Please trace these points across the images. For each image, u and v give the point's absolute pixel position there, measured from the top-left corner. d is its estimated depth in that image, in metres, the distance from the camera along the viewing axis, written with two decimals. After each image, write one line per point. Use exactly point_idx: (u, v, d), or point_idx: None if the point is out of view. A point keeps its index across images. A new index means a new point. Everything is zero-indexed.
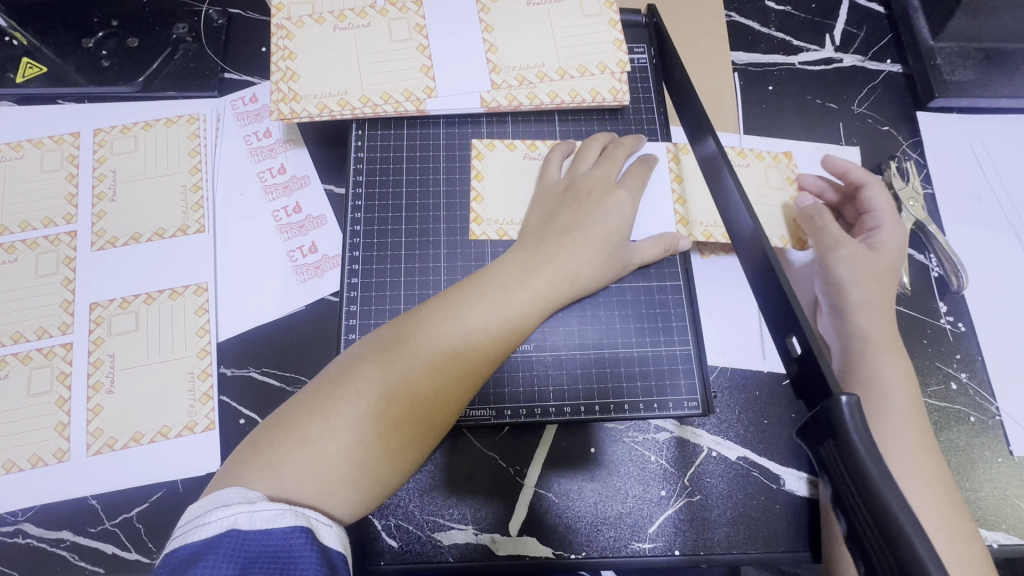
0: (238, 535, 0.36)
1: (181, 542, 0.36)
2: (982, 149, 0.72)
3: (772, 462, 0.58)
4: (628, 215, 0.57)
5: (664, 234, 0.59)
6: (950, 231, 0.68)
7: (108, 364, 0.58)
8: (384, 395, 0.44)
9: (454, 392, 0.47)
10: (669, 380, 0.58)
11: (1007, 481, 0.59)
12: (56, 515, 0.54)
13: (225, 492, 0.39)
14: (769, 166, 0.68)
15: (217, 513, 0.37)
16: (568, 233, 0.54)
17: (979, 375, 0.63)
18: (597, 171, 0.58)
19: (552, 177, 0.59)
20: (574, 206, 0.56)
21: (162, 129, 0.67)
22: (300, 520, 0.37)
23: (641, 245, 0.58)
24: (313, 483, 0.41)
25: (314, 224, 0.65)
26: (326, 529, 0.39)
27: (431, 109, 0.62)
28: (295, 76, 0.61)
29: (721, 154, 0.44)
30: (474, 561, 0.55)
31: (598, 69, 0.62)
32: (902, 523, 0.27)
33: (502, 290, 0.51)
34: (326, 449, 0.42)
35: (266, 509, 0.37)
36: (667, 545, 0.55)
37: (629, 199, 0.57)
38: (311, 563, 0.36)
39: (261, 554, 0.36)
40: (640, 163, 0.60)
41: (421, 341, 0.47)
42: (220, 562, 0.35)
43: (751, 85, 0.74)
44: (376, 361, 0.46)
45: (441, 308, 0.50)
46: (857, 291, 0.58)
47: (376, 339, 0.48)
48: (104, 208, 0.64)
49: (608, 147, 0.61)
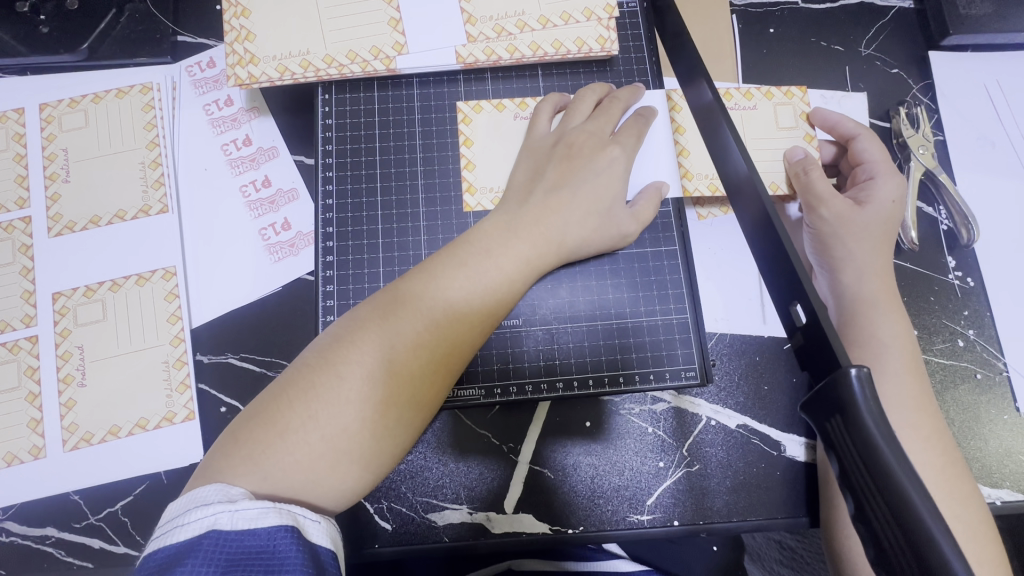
0: (219, 536, 0.34)
1: (160, 544, 0.34)
2: (998, 89, 0.67)
3: (773, 429, 0.56)
4: (621, 174, 0.53)
5: (652, 185, 0.55)
6: (961, 180, 0.64)
7: (77, 356, 0.55)
8: (364, 381, 0.42)
9: (439, 371, 0.45)
10: (667, 350, 0.55)
11: (1012, 438, 0.57)
12: (38, 512, 0.53)
13: (206, 490, 0.37)
14: (780, 106, 0.62)
15: (195, 513, 0.34)
16: (555, 198, 0.51)
17: (986, 330, 0.60)
18: (591, 124, 0.54)
19: (541, 132, 0.55)
20: (565, 161, 0.53)
21: (114, 101, 0.62)
22: (285, 519, 0.35)
23: (636, 208, 0.53)
24: (297, 474, 0.39)
25: (286, 199, 0.60)
26: (314, 526, 0.37)
27: (402, 68, 0.57)
28: (251, 36, 0.55)
29: (716, 102, 0.39)
30: (470, 539, 0.54)
31: (584, 16, 0.57)
32: (913, 500, 0.25)
33: (485, 259, 0.48)
34: (310, 436, 0.40)
35: (248, 508, 0.35)
36: (666, 516, 0.54)
37: (624, 154, 0.53)
38: (299, 565, 0.34)
39: (243, 556, 0.33)
40: (636, 117, 0.56)
41: (401, 320, 0.44)
42: (200, 566, 0.32)
43: (751, 28, 0.68)
44: (353, 344, 0.43)
45: (421, 282, 0.47)
46: (852, 246, 0.55)
47: (356, 318, 0.45)
48: (58, 190, 0.60)
49: (601, 100, 0.56)
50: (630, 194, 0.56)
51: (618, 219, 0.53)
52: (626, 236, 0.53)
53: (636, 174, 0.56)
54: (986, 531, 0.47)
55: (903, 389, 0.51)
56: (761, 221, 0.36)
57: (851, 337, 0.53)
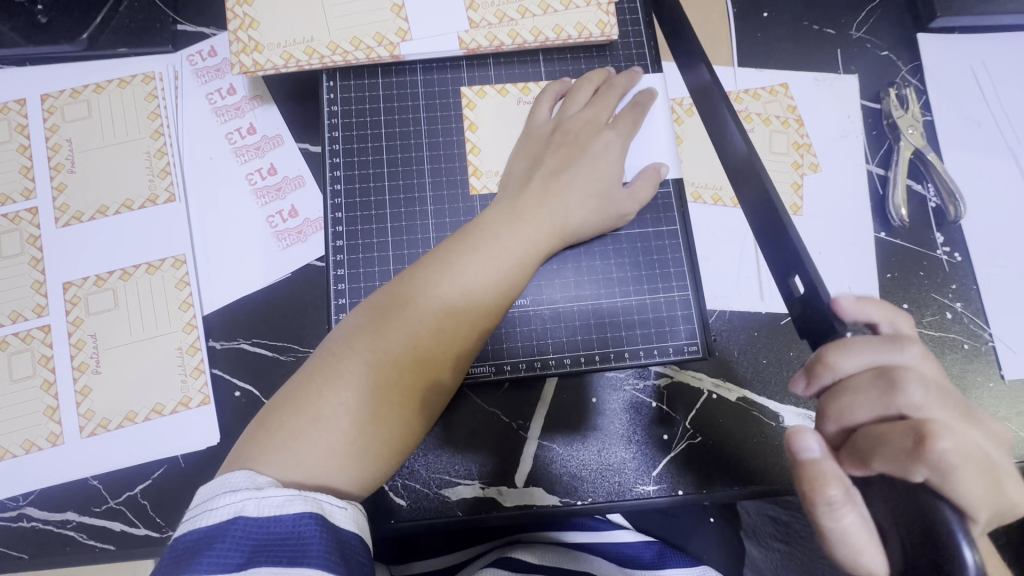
0: (246, 522, 0.35)
1: (190, 526, 0.35)
2: (983, 71, 0.69)
3: (772, 402, 0.58)
4: (617, 158, 0.55)
5: (649, 166, 0.56)
6: (948, 159, 0.66)
7: (91, 345, 0.56)
8: (386, 364, 0.43)
9: (457, 356, 0.46)
10: (670, 326, 0.56)
11: (998, 405, 0.60)
12: (59, 498, 0.54)
13: (233, 476, 0.38)
14: (769, 106, 0.67)
15: (224, 498, 0.36)
16: (556, 178, 0.53)
17: (973, 303, 0.63)
18: (589, 111, 0.56)
19: (541, 119, 0.57)
20: (564, 147, 0.54)
21: (116, 91, 0.62)
22: (310, 506, 0.37)
23: (635, 187, 0.55)
24: (326, 459, 0.40)
25: (292, 186, 0.61)
26: (339, 512, 0.38)
27: (406, 54, 0.57)
28: (255, 23, 0.56)
29: (714, 84, 0.48)
30: (483, 512, 0.55)
31: (584, 2, 0.58)
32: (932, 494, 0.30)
33: (495, 244, 0.49)
34: (336, 414, 0.41)
35: (275, 495, 0.36)
36: (671, 487, 0.56)
37: (618, 140, 0.55)
38: (322, 551, 0.35)
39: (269, 542, 0.35)
40: (631, 104, 0.57)
41: (418, 307, 0.46)
42: (229, 550, 0.34)
43: (746, 13, 0.69)
44: (373, 330, 0.44)
45: (439, 270, 0.47)
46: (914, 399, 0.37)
47: (372, 306, 0.46)
48: (64, 181, 0.60)
49: (600, 88, 0.58)
50: (629, 176, 0.57)
51: (618, 200, 0.54)
52: (623, 216, 0.55)
53: (635, 155, 0.58)
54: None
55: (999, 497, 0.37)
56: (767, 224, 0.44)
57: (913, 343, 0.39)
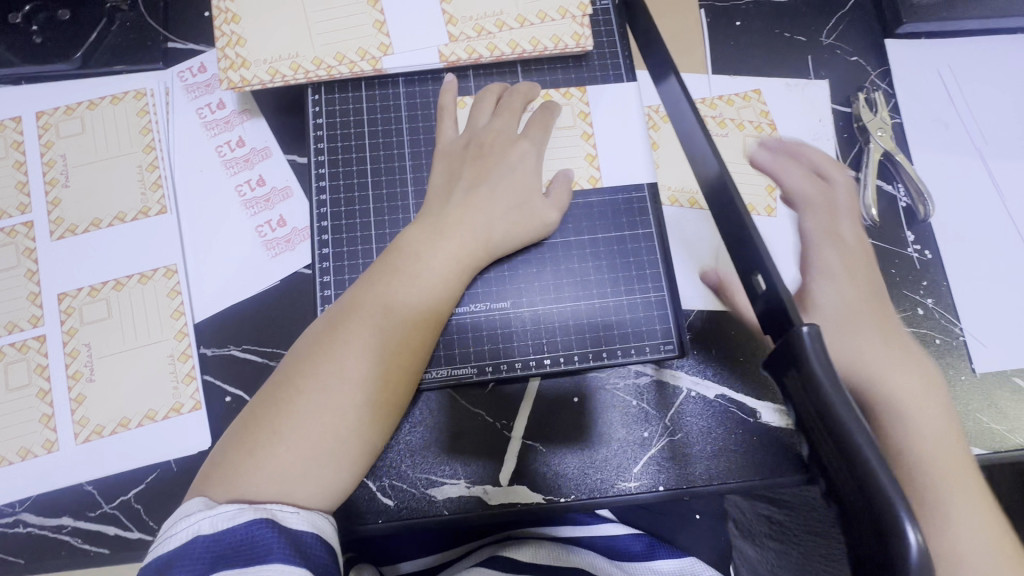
0: (203, 539, 0.40)
1: (156, 553, 0.40)
2: (950, 74, 0.71)
3: (749, 397, 0.60)
4: (534, 167, 0.57)
5: (562, 173, 0.58)
6: (917, 160, 0.68)
7: (85, 353, 0.58)
8: (323, 388, 0.45)
9: (396, 374, 0.48)
10: (646, 326, 0.58)
11: (970, 398, 0.62)
12: (54, 503, 0.55)
13: (191, 505, 0.43)
14: (744, 112, 0.69)
15: (180, 524, 0.41)
16: (475, 190, 0.55)
17: (944, 299, 0.64)
18: (497, 124, 0.58)
19: (450, 135, 0.58)
20: (479, 160, 0.56)
21: (109, 107, 0.64)
22: (259, 514, 0.41)
23: (554, 194, 0.57)
24: (269, 484, 0.43)
25: (280, 196, 0.63)
26: (292, 517, 0.42)
27: (388, 68, 0.59)
28: (242, 40, 0.58)
29: (680, 88, 0.50)
30: (469, 511, 0.57)
31: (559, 15, 0.60)
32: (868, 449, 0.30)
33: (415, 263, 0.51)
34: (316, 407, 0.45)
35: (225, 511, 0.41)
36: (652, 483, 0.57)
37: (534, 149, 0.58)
38: (275, 547, 0.40)
39: (226, 550, 0.39)
40: (542, 111, 0.59)
41: (342, 333, 0.48)
42: (193, 564, 0.38)
43: (718, 22, 0.72)
44: (308, 358, 0.47)
45: (384, 289, 0.50)
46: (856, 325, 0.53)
47: (311, 334, 0.49)
48: (58, 195, 0.62)
49: (501, 97, 0.60)
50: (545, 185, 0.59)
51: (539, 209, 0.56)
52: (548, 226, 0.57)
53: (613, 164, 0.60)
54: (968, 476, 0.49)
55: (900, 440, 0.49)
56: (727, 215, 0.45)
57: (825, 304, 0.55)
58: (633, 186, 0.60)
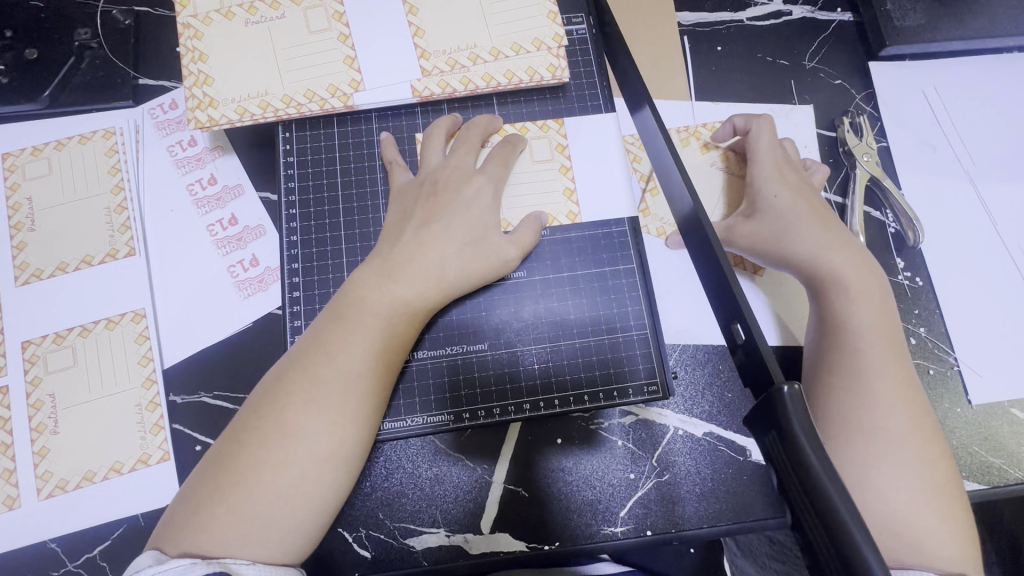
0: None
1: None
2: (936, 96, 0.70)
3: (738, 435, 0.58)
4: (491, 203, 0.55)
5: (531, 214, 0.57)
6: (905, 184, 0.67)
7: (49, 404, 0.56)
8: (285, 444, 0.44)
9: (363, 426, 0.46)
10: (628, 365, 0.56)
11: (967, 430, 0.60)
12: (15, 563, 0.53)
13: (142, 558, 0.42)
14: None
15: None
16: (427, 227, 0.53)
17: (937, 327, 0.63)
18: (453, 160, 0.56)
19: (401, 179, 0.57)
20: (431, 199, 0.55)
21: (77, 147, 0.62)
22: (212, 568, 0.40)
23: (516, 233, 0.55)
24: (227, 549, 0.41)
25: (253, 235, 0.61)
26: (246, 567, 0.41)
27: (360, 104, 0.58)
28: (209, 79, 0.56)
29: (657, 124, 0.48)
30: (449, 561, 0.55)
31: (534, 46, 0.58)
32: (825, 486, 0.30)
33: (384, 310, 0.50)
34: (284, 462, 0.44)
35: (174, 565, 0.40)
36: (638, 527, 0.55)
37: (489, 185, 0.56)
38: None
39: None
40: (505, 143, 0.58)
41: (306, 384, 0.46)
42: None
43: (700, 48, 0.71)
44: (272, 412, 0.45)
45: (352, 337, 0.48)
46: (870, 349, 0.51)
47: (273, 384, 0.47)
48: (24, 239, 0.60)
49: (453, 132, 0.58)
50: (515, 223, 0.57)
51: (495, 246, 0.54)
52: (508, 261, 0.54)
53: (591, 198, 0.59)
54: (967, 523, 0.47)
55: (901, 457, 0.48)
56: (705, 254, 0.44)
57: (825, 301, 0.54)
58: (613, 220, 0.59)
